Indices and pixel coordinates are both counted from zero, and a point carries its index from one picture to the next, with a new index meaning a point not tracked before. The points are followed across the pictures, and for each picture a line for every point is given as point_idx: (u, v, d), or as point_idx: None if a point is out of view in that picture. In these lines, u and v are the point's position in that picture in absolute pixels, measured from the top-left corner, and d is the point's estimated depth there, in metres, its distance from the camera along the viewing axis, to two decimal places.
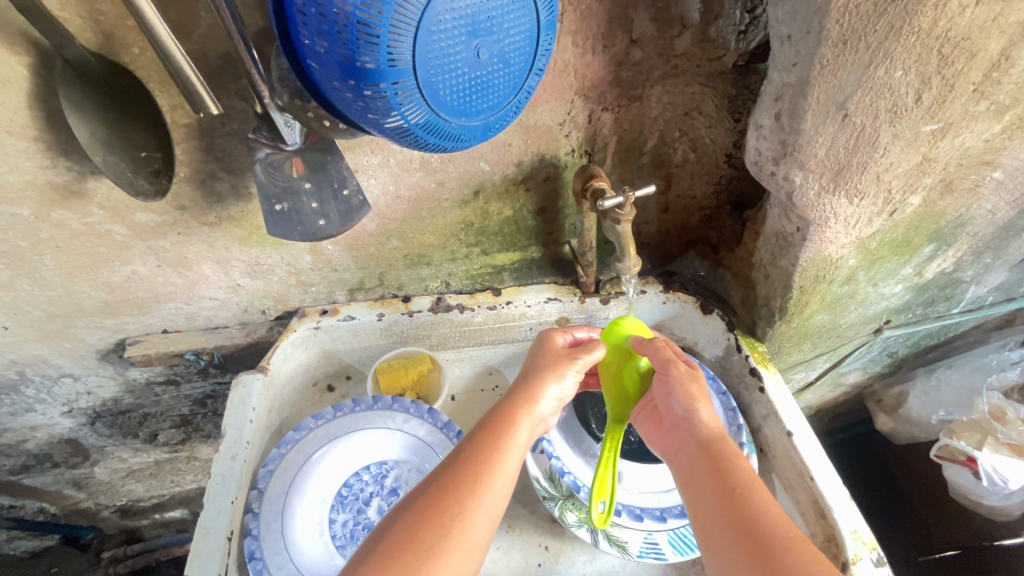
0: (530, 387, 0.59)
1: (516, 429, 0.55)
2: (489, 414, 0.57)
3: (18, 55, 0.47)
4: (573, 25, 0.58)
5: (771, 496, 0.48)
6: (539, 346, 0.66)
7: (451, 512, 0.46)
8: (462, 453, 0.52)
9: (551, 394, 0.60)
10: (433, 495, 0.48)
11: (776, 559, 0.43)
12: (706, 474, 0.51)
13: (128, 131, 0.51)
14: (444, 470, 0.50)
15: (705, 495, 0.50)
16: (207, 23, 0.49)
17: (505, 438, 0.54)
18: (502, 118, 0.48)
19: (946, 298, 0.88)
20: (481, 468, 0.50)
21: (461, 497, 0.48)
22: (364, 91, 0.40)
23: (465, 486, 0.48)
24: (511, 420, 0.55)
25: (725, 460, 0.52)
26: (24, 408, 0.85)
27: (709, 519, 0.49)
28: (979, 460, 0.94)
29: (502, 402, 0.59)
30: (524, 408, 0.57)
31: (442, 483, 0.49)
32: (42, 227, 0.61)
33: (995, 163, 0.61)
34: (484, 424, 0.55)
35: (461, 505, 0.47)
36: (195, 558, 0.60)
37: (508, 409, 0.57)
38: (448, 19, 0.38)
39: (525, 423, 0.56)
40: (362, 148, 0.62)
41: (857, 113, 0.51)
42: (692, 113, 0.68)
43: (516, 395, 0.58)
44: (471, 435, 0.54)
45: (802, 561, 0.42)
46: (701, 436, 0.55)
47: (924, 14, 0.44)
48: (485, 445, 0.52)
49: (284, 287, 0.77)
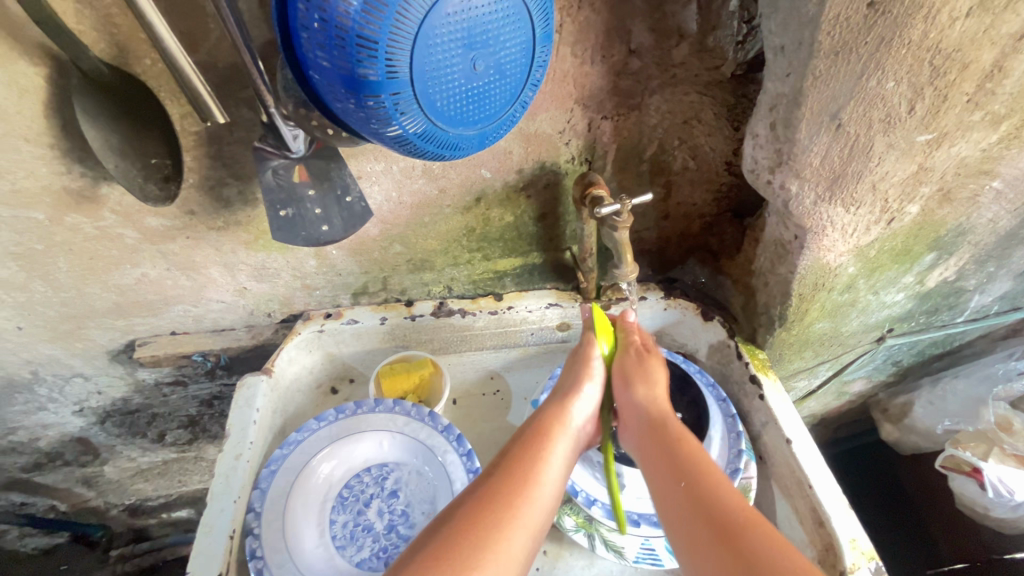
0: (562, 403, 0.61)
1: (552, 443, 0.56)
2: (522, 433, 0.59)
3: (35, 66, 0.49)
4: (571, 36, 0.59)
5: (724, 476, 0.50)
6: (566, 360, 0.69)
7: (489, 523, 0.47)
8: (496, 469, 0.52)
9: (582, 407, 0.62)
10: (469, 509, 0.48)
11: (732, 536, 0.44)
12: (662, 460, 0.53)
13: (139, 139, 0.53)
14: (477, 486, 0.51)
15: (663, 478, 0.51)
16: (216, 35, 0.51)
17: (541, 454, 0.55)
18: (499, 127, 0.49)
19: (949, 307, 0.87)
20: (519, 481, 0.51)
21: (497, 509, 0.48)
22: (364, 101, 0.41)
23: (500, 499, 0.49)
24: (545, 435, 0.57)
25: (680, 445, 0.54)
26: (37, 407, 0.87)
27: (668, 501, 0.49)
28: (985, 470, 0.92)
29: (535, 420, 0.60)
30: (556, 425, 0.58)
31: (478, 498, 0.49)
32: (56, 231, 0.62)
33: (994, 172, 0.62)
34: (518, 440, 0.56)
35: (499, 517, 0.47)
36: (196, 556, 0.61)
37: (542, 425, 0.58)
38: (445, 32, 0.39)
39: (561, 438, 0.58)
40: (365, 155, 0.63)
41: (850, 122, 0.52)
42: (692, 122, 0.69)
43: (549, 412, 0.60)
44: (505, 451, 0.55)
45: (759, 538, 0.43)
46: (655, 421, 0.58)
47: (914, 26, 0.45)
48: (520, 461, 0.53)
49: (290, 290, 0.78)
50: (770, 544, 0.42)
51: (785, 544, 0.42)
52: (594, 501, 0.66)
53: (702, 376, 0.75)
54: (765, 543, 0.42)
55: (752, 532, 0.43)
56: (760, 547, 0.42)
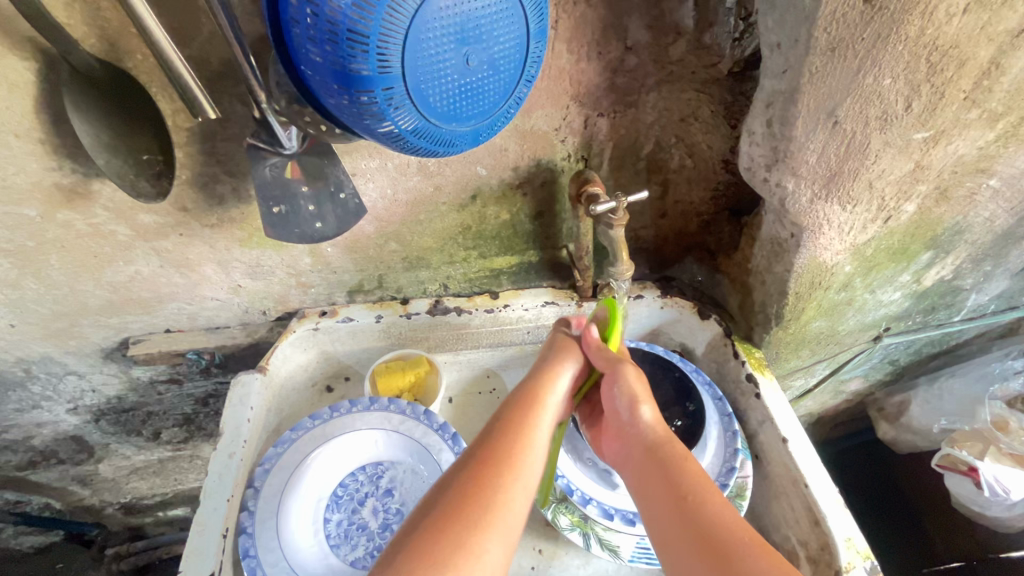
0: (550, 369, 0.60)
1: (544, 405, 0.56)
2: (511, 397, 0.57)
3: (25, 60, 0.49)
4: (567, 33, 0.59)
5: (721, 495, 0.48)
6: (551, 343, 0.65)
7: (488, 489, 0.47)
8: (492, 434, 0.52)
9: (570, 372, 0.60)
10: (466, 480, 0.47)
11: (730, 562, 0.43)
12: (659, 479, 0.50)
13: (130, 134, 0.53)
14: (470, 455, 0.50)
15: (661, 502, 0.49)
16: (209, 30, 0.50)
17: (533, 417, 0.54)
18: (494, 124, 0.48)
19: (946, 306, 0.87)
20: (513, 446, 0.51)
21: (496, 476, 0.48)
22: (356, 96, 0.41)
23: (499, 464, 0.49)
24: (536, 396, 0.57)
25: (678, 463, 0.51)
26: (31, 405, 0.87)
27: (668, 528, 0.47)
28: (981, 469, 0.93)
29: (524, 381, 0.59)
30: (545, 388, 0.58)
31: (476, 465, 0.49)
32: (48, 227, 0.62)
33: (991, 170, 0.61)
34: (510, 404, 0.55)
35: (498, 482, 0.47)
36: (189, 554, 0.61)
37: (534, 388, 0.57)
38: (437, 27, 0.39)
39: (551, 400, 0.57)
40: (360, 151, 0.63)
41: (847, 119, 0.52)
42: (688, 120, 0.68)
43: (537, 378, 0.59)
44: (496, 418, 0.54)
45: (757, 565, 0.42)
46: (650, 435, 0.54)
47: (911, 22, 0.45)
48: (515, 425, 0.53)
49: (285, 288, 0.78)
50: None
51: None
52: (589, 499, 0.66)
53: (699, 375, 0.75)
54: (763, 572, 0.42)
55: (749, 558, 0.43)
56: None
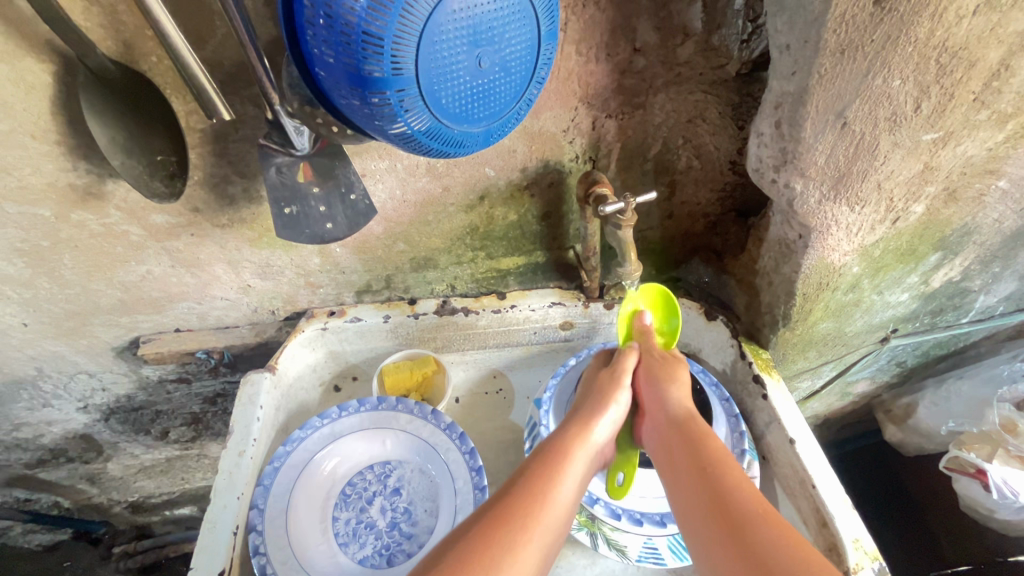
0: (584, 415, 0.58)
1: (570, 459, 0.53)
2: (539, 448, 0.55)
3: (42, 63, 0.49)
4: (576, 35, 0.59)
5: (742, 470, 0.49)
6: (592, 378, 0.65)
7: (501, 545, 0.44)
8: (513, 483, 0.50)
9: (606, 419, 0.58)
10: (478, 531, 0.45)
11: (748, 531, 0.43)
12: (681, 459, 0.52)
13: (145, 136, 0.53)
14: (491, 503, 0.49)
15: (683, 475, 0.51)
16: (222, 32, 0.51)
17: (558, 470, 0.52)
18: (504, 125, 0.49)
19: (955, 308, 0.87)
20: (532, 498, 0.48)
21: (512, 527, 0.46)
22: (369, 98, 0.41)
23: (515, 518, 0.46)
24: (564, 448, 0.54)
25: (703, 444, 0.53)
26: (42, 403, 0.88)
27: (689, 498, 0.49)
28: (988, 472, 0.91)
29: (554, 432, 0.57)
30: (575, 440, 0.55)
31: (492, 515, 0.47)
32: (62, 227, 0.63)
33: (1000, 172, 0.61)
34: (536, 456, 0.53)
35: (511, 538, 0.45)
36: (200, 552, 0.61)
37: (561, 440, 0.55)
38: (450, 29, 0.39)
39: (580, 454, 0.54)
40: (370, 152, 0.63)
41: (856, 121, 0.52)
42: (696, 121, 0.69)
43: (568, 427, 0.57)
44: (522, 468, 0.52)
45: (773, 532, 0.43)
46: (677, 420, 0.57)
47: (920, 24, 0.45)
48: (537, 475, 0.51)
49: (294, 288, 0.79)
50: (789, 546, 0.41)
51: (806, 547, 0.41)
52: (596, 499, 0.65)
53: (706, 376, 0.75)
54: (778, 539, 0.42)
55: (767, 526, 0.43)
56: (772, 544, 0.42)
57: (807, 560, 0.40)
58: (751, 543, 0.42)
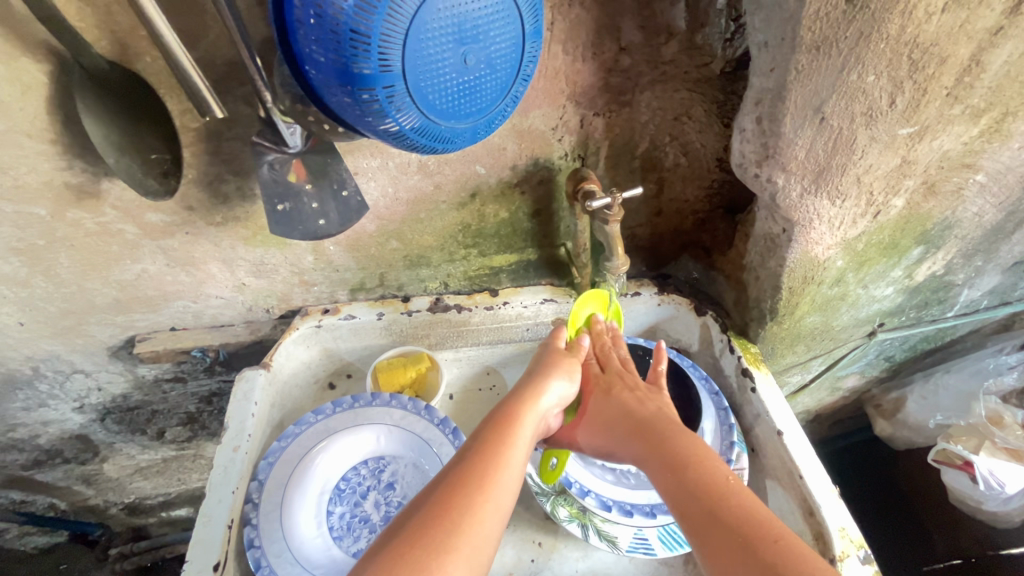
0: (532, 387, 0.59)
1: (521, 425, 0.54)
2: (487, 419, 0.56)
3: (38, 63, 0.50)
4: (562, 34, 0.61)
5: (711, 450, 0.52)
6: (545, 352, 0.66)
7: (460, 510, 0.45)
8: (469, 453, 0.51)
9: (553, 391, 0.60)
10: (433, 504, 0.46)
11: (720, 499, 0.46)
12: (650, 449, 0.54)
13: (140, 136, 0.54)
14: (446, 473, 0.49)
15: (660, 469, 0.51)
16: (215, 32, 0.52)
17: (508, 438, 0.52)
18: (491, 121, 0.50)
19: (939, 302, 0.89)
20: (486, 468, 0.49)
21: (467, 494, 0.46)
22: (358, 95, 0.42)
23: (472, 483, 0.47)
24: (514, 416, 0.55)
25: (670, 443, 0.53)
26: (38, 403, 0.88)
27: (667, 493, 0.49)
28: (976, 464, 0.94)
29: (504, 402, 0.58)
30: (520, 408, 0.56)
31: (452, 483, 0.47)
32: (58, 226, 0.64)
33: (977, 166, 0.63)
34: (488, 424, 0.54)
35: (468, 503, 0.46)
36: (195, 544, 0.62)
37: (510, 409, 0.56)
38: (436, 26, 0.40)
39: (528, 420, 0.56)
40: (362, 150, 0.65)
41: (833, 115, 0.53)
42: (682, 118, 0.70)
43: (511, 399, 0.58)
44: (474, 438, 0.53)
45: (738, 502, 0.46)
46: (640, 419, 0.58)
47: (891, 21, 0.47)
48: (489, 443, 0.51)
49: (288, 286, 0.79)
50: (756, 511, 0.45)
51: (798, 541, 0.42)
52: (587, 491, 0.67)
53: (695, 370, 0.76)
54: (745, 507, 0.45)
55: (733, 497, 0.46)
56: (741, 509, 0.45)
57: (799, 559, 0.41)
58: (725, 511, 0.45)
